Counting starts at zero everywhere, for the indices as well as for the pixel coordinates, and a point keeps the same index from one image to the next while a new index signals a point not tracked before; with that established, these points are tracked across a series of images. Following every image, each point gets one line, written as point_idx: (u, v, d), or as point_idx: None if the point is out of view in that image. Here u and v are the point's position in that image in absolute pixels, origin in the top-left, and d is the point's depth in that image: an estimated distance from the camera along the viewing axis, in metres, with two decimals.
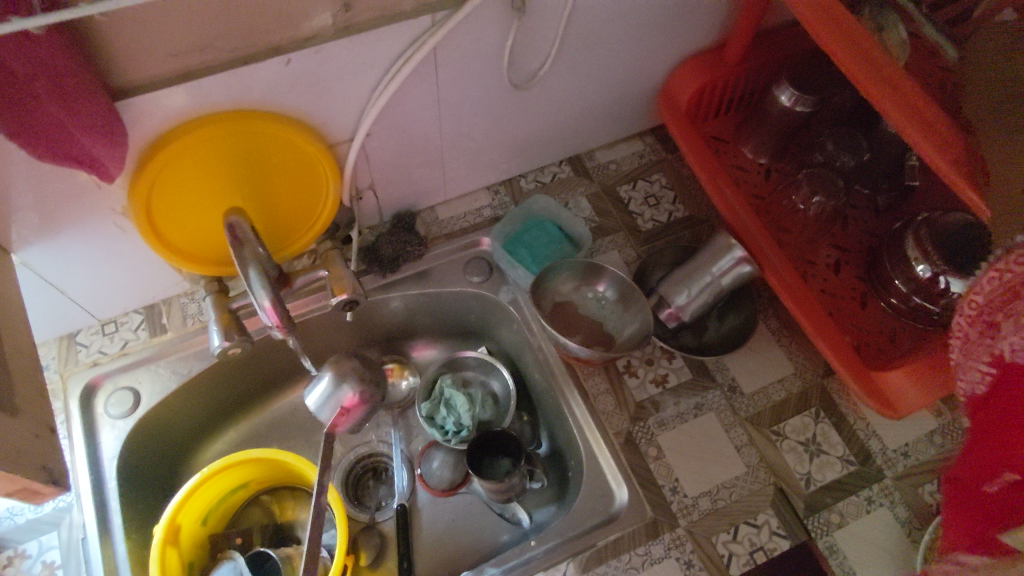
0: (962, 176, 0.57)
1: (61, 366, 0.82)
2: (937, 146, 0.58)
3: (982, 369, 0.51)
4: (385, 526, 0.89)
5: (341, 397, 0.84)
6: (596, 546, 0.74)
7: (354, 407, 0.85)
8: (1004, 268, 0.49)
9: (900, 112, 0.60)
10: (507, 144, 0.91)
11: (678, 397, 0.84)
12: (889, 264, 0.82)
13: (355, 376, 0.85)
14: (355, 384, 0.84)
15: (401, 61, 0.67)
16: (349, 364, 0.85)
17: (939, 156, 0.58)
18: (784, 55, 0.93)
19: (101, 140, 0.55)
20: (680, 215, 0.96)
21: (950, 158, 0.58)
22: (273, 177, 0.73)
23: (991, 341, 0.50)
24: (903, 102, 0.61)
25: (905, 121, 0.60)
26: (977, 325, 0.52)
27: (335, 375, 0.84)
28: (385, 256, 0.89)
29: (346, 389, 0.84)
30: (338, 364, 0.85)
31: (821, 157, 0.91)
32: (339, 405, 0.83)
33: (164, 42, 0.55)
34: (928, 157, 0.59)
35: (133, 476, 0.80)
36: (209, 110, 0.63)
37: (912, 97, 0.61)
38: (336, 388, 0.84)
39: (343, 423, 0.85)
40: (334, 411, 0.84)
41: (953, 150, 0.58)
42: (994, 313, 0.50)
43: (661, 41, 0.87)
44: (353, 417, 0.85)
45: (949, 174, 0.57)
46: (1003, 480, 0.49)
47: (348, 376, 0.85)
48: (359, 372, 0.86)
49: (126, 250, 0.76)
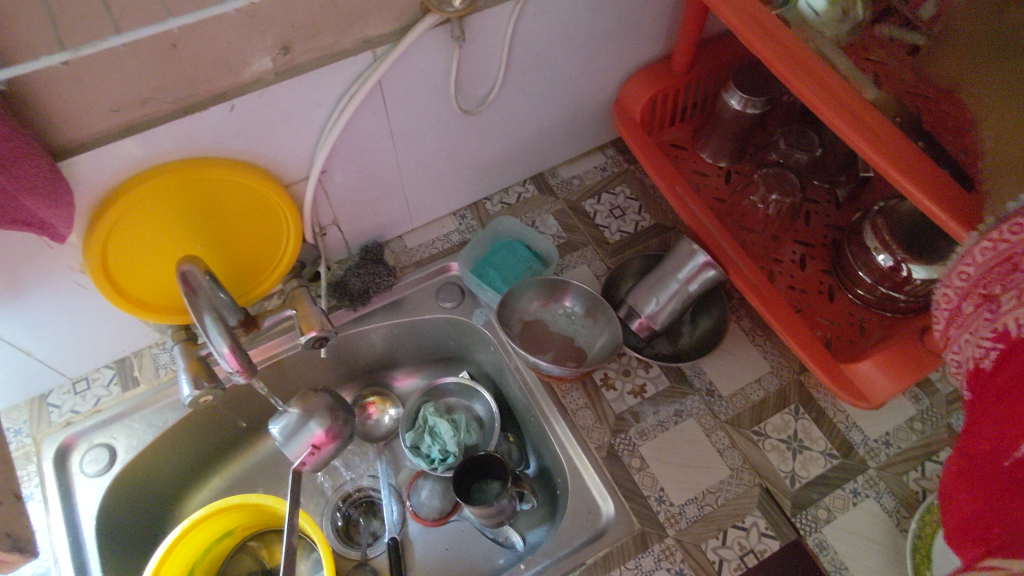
0: (895, 166, 0.58)
1: (33, 429, 0.82)
2: (870, 141, 0.60)
3: (984, 344, 0.48)
4: (378, 561, 0.88)
5: (309, 434, 0.83)
6: (585, 564, 0.73)
7: (324, 444, 0.85)
8: (998, 239, 0.48)
9: (836, 111, 0.62)
10: (468, 169, 0.92)
11: (657, 406, 0.84)
12: (851, 256, 0.83)
13: (325, 411, 0.85)
14: (325, 419, 0.84)
15: (347, 98, 0.68)
16: (319, 400, 0.85)
17: (871, 148, 0.59)
18: (733, 58, 0.95)
19: (44, 202, 0.56)
20: (646, 224, 0.97)
21: (889, 150, 0.59)
22: (231, 222, 0.74)
23: (990, 315, 0.48)
24: (838, 104, 0.62)
25: (841, 118, 0.61)
26: (972, 298, 0.50)
27: (302, 413, 0.84)
28: (354, 290, 0.88)
29: (316, 425, 0.84)
30: (307, 401, 0.85)
31: (775, 155, 0.93)
32: (307, 443, 0.83)
33: (103, 98, 0.56)
34: (862, 151, 0.60)
35: (113, 534, 0.78)
36: (161, 160, 0.63)
37: (846, 98, 0.62)
38: (304, 427, 0.83)
39: (311, 461, 0.84)
40: (303, 450, 0.83)
41: (885, 144, 0.59)
42: (993, 284, 0.48)
43: (607, 55, 0.88)
44: (323, 454, 0.85)
45: (883, 166, 0.58)
46: (1016, 455, 0.45)
47: (317, 411, 0.85)
48: (329, 409, 0.85)
49: (91, 308, 0.76)
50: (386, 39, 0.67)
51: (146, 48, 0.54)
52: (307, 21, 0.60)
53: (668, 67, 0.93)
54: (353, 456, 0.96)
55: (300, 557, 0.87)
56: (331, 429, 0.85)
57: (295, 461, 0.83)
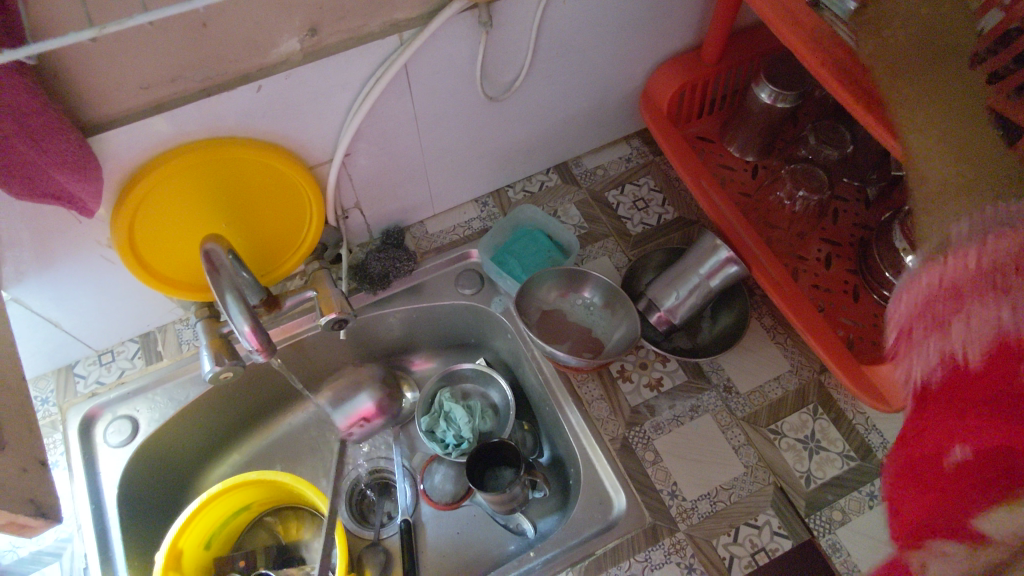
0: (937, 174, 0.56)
1: (60, 398, 0.84)
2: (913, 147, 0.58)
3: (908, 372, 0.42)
4: (390, 542, 0.89)
5: (357, 405, 0.95)
6: (595, 555, 0.74)
7: (372, 416, 0.96)
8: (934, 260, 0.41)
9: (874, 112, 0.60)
10: (492, 155, 0.92)
11: (673, 400, 0.84)
12: (879, 257, 0.82)
13: (374, 385, 0.96)
14: (375, 392, 0.96)
15: (373, 81, 0.68)
16: (369, 374, 0.97)
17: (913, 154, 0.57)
18: (765, 50, 0.93)
19: (74, 176, 0.57)
20: (670, 218, 0.96)
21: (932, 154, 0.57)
22: (256, 202, 0.74)
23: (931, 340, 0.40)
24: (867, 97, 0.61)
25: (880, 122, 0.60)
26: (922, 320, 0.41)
27: (353, 386, 0.96)
28: (374, 274, 0.89)
29: (364, 399, 0.96)
30: (359, 376, 0.96)
31: (804, 151, 0.92)
32: (356, 412, 0.95)
33: (132, 75, 0.57)
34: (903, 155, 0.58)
35: (135, 504, 0.80)
36: (185, 140, 0.64)
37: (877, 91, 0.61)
38: (355, 399, 0.95)
39: (359, 431, 0.96)
40: (352, 418, 0.95)
41: None
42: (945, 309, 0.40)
43: (636, 45, 0.87)
44: (371, 426, 0.96)
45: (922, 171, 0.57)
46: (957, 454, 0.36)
47: (367, 384, 0.96)
48: (379, 382, 0.96)
49: (119, 282, 0.77)
50: (413, 23, 0.66)
51: (175, 26, 0.55)
52: (335, 3, 0.60)
53: (698, 57, 0.92)
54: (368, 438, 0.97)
55: (313, 535, 0.88)
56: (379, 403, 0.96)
57: (343, 429, 0.96)
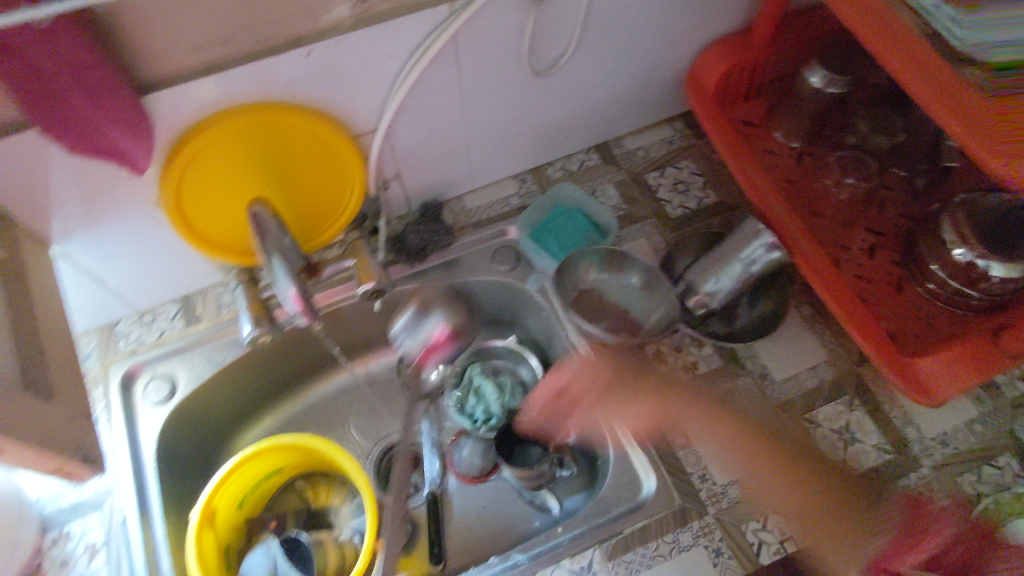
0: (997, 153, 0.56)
1: (102, 354, 0.86)
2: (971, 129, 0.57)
3: None
4: (417, 513, 0.89)
5: (428, 330, 0.95)
6: (622, 534, 0.74)
7: (444, 340, 0.95)
8: None
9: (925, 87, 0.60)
10: (533, 132, 0.91)
11: (707, 384, 0.83)
12: (925, 249, 0.79)
13: (440, 304, 0.94)
14: (442, 314, 0.94)
15: (421, 51, 0.68)
16: (430, 292, 0.92)
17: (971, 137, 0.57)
18: (816, 35, 0.91)
19: (126, 132, 0.58)
20: (710, 202, 0.95)
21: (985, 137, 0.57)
22: (300, 168, 0.75)
23: None
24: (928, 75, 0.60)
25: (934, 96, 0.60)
26: None
27: (420, 308, 0.94)
28: (413, 246, 0.90)
29: (434, 322, 0.94)
30: (422, 297, 0.93)
31: (853, 138, 0.90)
32: (427, 336, 0.95)
33: (187, 36, 0.57)
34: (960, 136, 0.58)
35: (171, 461, 0.82)
36: (234, 103, 0.65)
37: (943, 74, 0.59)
38: (424, 321, 0.94)
39: (432, 358, 0.96)
40: (423, 344, 0.95)
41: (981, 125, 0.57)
42: None
43: (685, 25, 0.86)
44: (443, 351, 0.96)
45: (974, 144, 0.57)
46: None
47: (434, 304, 0.94)
48: (445, 301, 0.94)
49: (162, 243, 0.78)
50: None
51: None
52: None
53: (748, 39, 0.90)
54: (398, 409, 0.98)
55: (342, 501, 0.89)
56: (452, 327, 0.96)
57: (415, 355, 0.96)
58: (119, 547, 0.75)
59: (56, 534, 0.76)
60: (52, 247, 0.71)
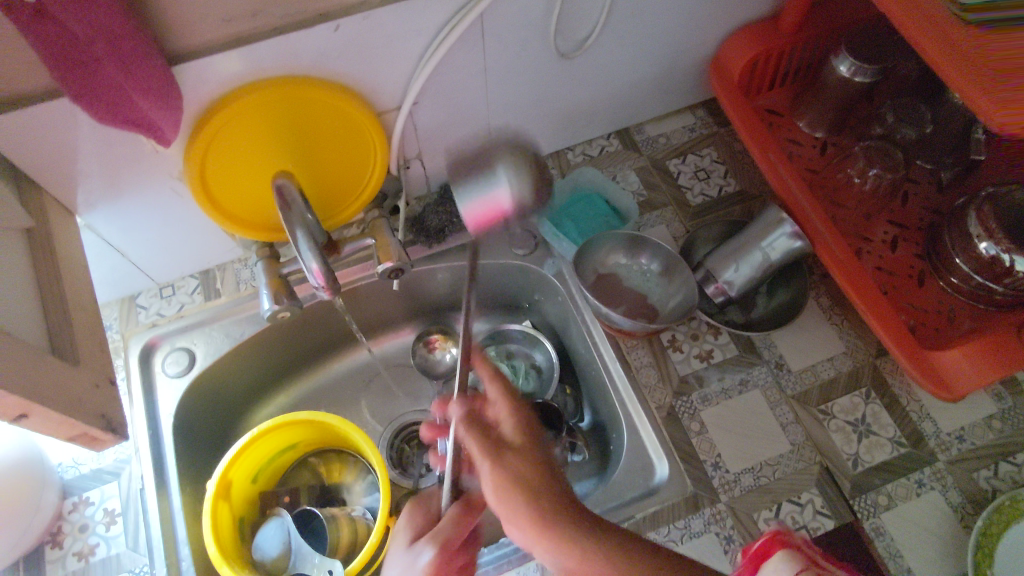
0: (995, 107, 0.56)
1: (122, 326, 0.87)
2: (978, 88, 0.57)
3: None
4: (429, 492, 0.90)
5: (491, 197, 0.82)
6: (634, 518, 0.74)
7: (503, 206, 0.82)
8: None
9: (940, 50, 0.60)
10: (555, 116, 0.91)
11: (723, 372, 0.83)
12: (949, 242, 0.78)
13: (512, 166, 0.80)
14: (512, 181, 0.80)
15: (448, 29, 0.67)
16: (508, 161, 0.80)
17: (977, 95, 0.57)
18: (845, 22, 0.89)
19: (155, 103, 0.58)
20: (731, 190, 0.94)
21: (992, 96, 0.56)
22: (323, 145, 0.75)
23: None
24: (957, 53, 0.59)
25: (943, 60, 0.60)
26: None
27: (489, 171, 0.81)
28: (431, 228, 0.90)
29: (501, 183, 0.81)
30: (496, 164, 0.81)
31: (879, 129, 0.89)
32: (485, 203, 0.82)
33: (217, 7, 0.57)
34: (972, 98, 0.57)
35: (188, 433, 0.83)
36: (260, 76, 0.65)
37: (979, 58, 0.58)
38: (487, 186, 0.81)
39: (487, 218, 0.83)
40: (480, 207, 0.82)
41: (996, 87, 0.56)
42: None
43: (713, 11, 0.85)
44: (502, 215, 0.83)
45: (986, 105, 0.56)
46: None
47: (508, 167, 0.80)
48: (522, 170, 0.80)
49: (185, 216, 0.78)
50: None
51: None
52: None
53: (775, 26, 0.89)
54: (412, 390, 0.99)
55: (354, 478, 0.90)
56: (517, 195, 0.81)
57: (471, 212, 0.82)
58: (136, 516, 0.76)
59: (75, 500, 0.77)
60: (77, 217, 0.72)
